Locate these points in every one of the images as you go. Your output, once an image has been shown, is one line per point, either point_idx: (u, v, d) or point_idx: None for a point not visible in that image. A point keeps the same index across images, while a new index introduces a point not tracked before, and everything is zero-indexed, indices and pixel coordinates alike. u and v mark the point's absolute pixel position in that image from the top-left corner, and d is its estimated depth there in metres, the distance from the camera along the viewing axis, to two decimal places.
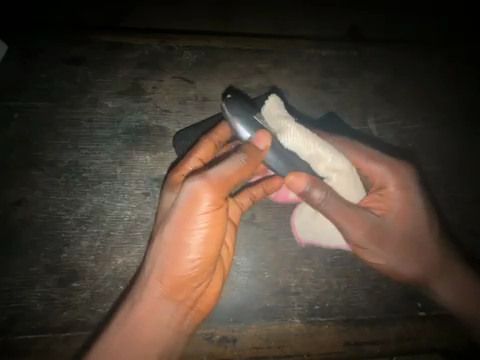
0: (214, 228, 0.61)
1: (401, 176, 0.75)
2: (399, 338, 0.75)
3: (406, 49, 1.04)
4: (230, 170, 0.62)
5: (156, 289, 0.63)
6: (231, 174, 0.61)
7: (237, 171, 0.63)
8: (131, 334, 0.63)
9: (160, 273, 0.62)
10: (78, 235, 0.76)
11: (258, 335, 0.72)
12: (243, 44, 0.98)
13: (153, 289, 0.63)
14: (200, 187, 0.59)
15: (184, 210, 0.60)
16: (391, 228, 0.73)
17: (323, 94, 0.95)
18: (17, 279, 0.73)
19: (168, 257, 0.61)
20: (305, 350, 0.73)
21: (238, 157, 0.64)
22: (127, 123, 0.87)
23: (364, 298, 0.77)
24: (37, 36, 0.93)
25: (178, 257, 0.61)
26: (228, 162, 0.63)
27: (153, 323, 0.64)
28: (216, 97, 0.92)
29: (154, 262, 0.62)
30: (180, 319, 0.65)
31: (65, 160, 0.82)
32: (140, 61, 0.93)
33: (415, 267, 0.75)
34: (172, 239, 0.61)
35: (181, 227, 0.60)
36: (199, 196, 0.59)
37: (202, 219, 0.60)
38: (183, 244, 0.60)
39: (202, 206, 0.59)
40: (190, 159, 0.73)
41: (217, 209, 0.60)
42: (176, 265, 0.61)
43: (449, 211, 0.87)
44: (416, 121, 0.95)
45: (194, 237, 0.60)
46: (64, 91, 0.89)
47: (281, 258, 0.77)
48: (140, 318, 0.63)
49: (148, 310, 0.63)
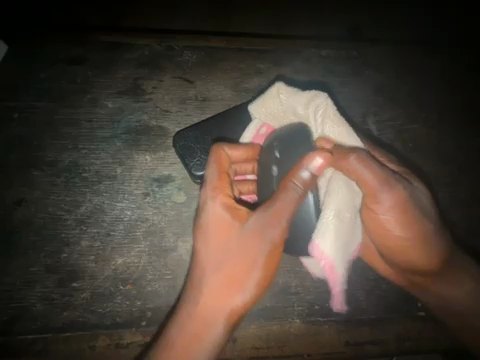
0: (275, 259, 0.56)
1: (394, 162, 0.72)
2: (399, 338, 0.75)
3: (405, 49, 1.04)
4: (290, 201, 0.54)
5: (210, 318, 0.55)
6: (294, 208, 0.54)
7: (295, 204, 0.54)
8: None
9: (219, 302, 0.55)
10: (78, 235, 0.76)
11: (258, 335, 0.72)
12: (242, 44, 0.98)
13: (208, 320, 0.55)
14: (266, 221, 0.54)
15: (248, 243, 0.54)
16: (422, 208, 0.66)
17: (323, 94, 0.95)
18: (17, 279, 0.73)
19: (227, 289, 0.55)
20: (305, 350, 0.73)
21: (297, 185, 0.53)
22: (127, 123, 0.87)
23: (363, 297, 0.77)
24: (37, 37, 0.94)
25: (239, 288, 0.54)
26: (287, 192, 0.54)
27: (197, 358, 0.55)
28: (216, 97, 0.92)
29: (210, 290, 0.55)
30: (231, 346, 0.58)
31: (65, 160, 0.82)
32: (140, 61, 0.93)
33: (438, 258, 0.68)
34: (235, 271, 0.54)
35: (246, 263, 0.54)
36: (269, 230, 0.54)
37: (267, 256, 0.55)
38: (246, 276, 0.54)
39: (269, 239, 0.54)
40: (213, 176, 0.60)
41: (278, 246, 0.55)
42: (238, 296, 0.55)
43: (451, 209, 0.86)
44: (415, 121, 0.95)
45: (257, 272, 0.54)
46: (63, 91, 0.89)
47: (280, 257, 0.77)
48: (189, 349, 0.55)
49: (204, 340, 0.55)
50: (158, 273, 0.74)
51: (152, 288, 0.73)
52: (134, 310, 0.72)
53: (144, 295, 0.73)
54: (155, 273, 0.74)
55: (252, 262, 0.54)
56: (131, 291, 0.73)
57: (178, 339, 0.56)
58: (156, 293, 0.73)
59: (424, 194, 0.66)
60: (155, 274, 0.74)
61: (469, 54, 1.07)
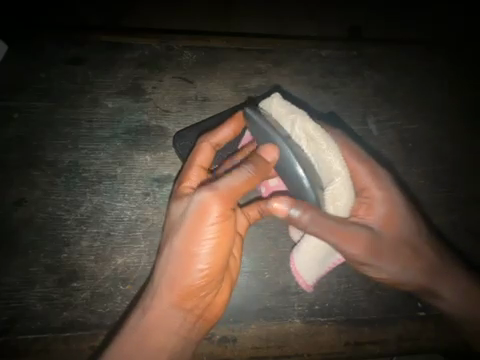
0: (221, 241, 0.60)
1: (382, 177, 0.74)
2: (399, 338, 0.75)
3: (405, 49, 1.04)
4: (233, 182, 0.60)
5: (165, 298, 0.62)
6: (237, 186, 0.60)
7: (241, 184, 0.60)
8: (141, 339, 0.63)
9: (171, 282, 0.61)
10: (78, 235, 0.76)
11: (258, 335, 0.72)
12: (243, 44, 0.98)
13: (161, 297, 0.62)
14: (207, 200, 0.58)
15: (192, 223, 0.59)
16: (383, 236, 0.72)
17: (323, 94, 0.95)
18: (17, 279, 0.73)
19: (178, 269, 0.60)
20: (305, 350, 0.74)
21: (243, 167, 0.62)
22: (127, 123, 0.87)
23: (365, 298, 0.77)
24: (37, 36, 0.94)
25: (190, 264, 0.59)
26: (232, 175, 0.61)
27: (162, 330, 0.63)
28: (216, 97, 0.92)
29: (165, 272, 0.61)
30: (191, 325, 0.64)
31: (65, 160, 0.82)
32: (140, 61, 0.93)
33: (411, 280, 0.73)
34: (183, 252, 0.60)
35: (190, 240, 0.59)
36: (208, 209, 0.58)
37: (212, 231, 0.59)
38: (194, 254, 0.59)
39: (211, 217, 0.58)
40: (189, 167, 0.70)
41: (225, 222, 0.59)
42: (189, 274, 0.60)
43: (450, 210, 0.86)
44: (415, 121, 0.95)
45: (204, 248, 0.59)
46: (64, 91, 0.89)
47: (281, 257, 0.77)
48: (150, 326, 0.63)
49: (161, 316, 0.62)
50: None
51: None
52: (134, 311, 0.72)
53: None
54: None
55: (198, 240, 0.59)
56: (131, 291, 0.73)
57: (142, 319, 0.63)
58: None
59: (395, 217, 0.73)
60: None
61: (469, 54, 1.07)
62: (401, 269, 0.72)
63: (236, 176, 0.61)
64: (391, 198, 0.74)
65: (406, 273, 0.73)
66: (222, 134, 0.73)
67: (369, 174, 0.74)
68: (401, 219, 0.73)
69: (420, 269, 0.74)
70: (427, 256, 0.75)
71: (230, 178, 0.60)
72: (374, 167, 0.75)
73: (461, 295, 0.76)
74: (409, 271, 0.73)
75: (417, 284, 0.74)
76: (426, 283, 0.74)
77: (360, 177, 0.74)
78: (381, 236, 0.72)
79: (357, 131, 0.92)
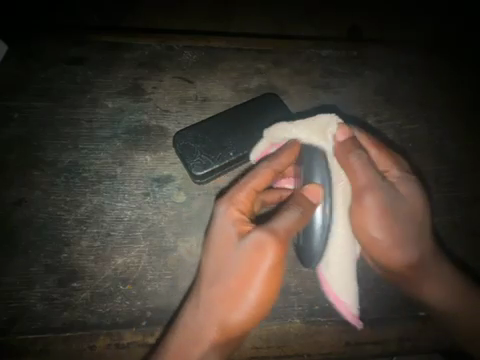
0: (271, 283, 0.62)
1: (400, 163, 0.78)
2: (399, 338, 0.75)
3: (405, 49, 1.04)
4: (289, 222, 0.62)
5: (208, 331, 0.61)
6: (290, 228, 0.62)
7: (295, 224, 0.63)
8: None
9: (220, 315, 0.61)
10: (78, 235, 0.76)
11: (258, 335, 0.72)
12: (243, 44, 0.98)
13: (202, 337, 0.61)
14: (265, 243, 0.60)
15: (248, 260, 0.61)
16: (401, 207, 0.74)
17: (323, 94, 0.95)
18: (17, 279, 0.73)
19: (227, 303, 0.61)
20: (305, 350, 0.73)
21: (291, 211, 0.64)
22: (127, 123, 0.87)
23: (365, 298, 0.77)
24: (37, 37, 0.94)
25: (240, 303, 0.61)
26: (285, 216, 0.63)
27: None
28: (216, 97, 0.92)
29: (212, 304, 0.62)
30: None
31: (65, 160, 0.82)
32: (140, 61, 0.93)
33: (406, 255, 0.76)
34: (235, 288, 0.61)
35: (244, 278, 0.61)
36: (263, 247, 0.60)
37: (266, 274, 0.61)
38: (245, 295, 0.61)
39: (267, 260, 0.60)
40: (246, 191, 0.67)
41: (279, 266, 0.61)
42: (236, 310, 0.61)
43: (450, 211, 0.86)
44: (415, 121, 0.95)
45: (255, 288, 0.61)
46: (64, 91, 0.89)
47: None
48: (186, 355, 0.61)
49: (199, 350, 0.62)
50: (158, 273, 0.74)
51: (152, 288, 0.73)
52: (134, 310, 0.72)
53: (145, 295, 0.73)
54: (156, 273, 0.74)
55: (251, 281, 0.61)
56: (131, 291, 0.73)
57: (178, 344, 0.62)
58: (155, 293, 0.73)
59: (412, 195, 0.75)
60: (155, 274, 0.74)
61: (469, 54, 1.07)
62: (412, 239, 0.75)
63: (289, 216, 0.63)
64: (415, 190, 0.75)
65: (406, 247, 0.76)
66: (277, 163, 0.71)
67: (394, 162, 0.77)
68: (424, 211, 0.75)
69: (418, 241, 0.76)
70: (426, 239, 0.77)
71: (284, 218, 0.63)
72: (393, 158, 0.77)
73: (444, 289, 0.77)
74: (415, 246, 0.76)
75: (409, 259, 0.77)
76: (416, 263, 0.77)
77: (377, 159, 0.77)
78: (398, 209, 0.74)
79: (358, 131, 0.91)
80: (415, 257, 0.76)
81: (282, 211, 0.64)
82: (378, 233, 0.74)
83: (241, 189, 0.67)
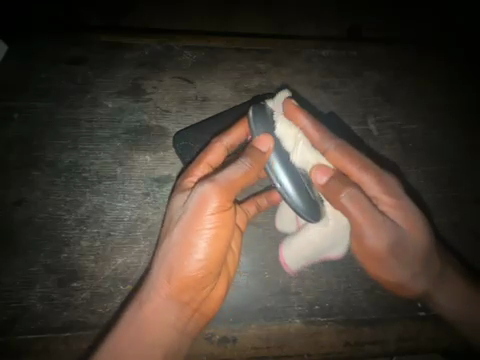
0: (220, 230, 0.60)
1: (390, 185, 0.69)
2: (399, 338, 0.75)
3: (405, 48, 1.04)
4: (234, 174, 0.61)
5: (160, 291, 0.63)
6: (235, 179, 0.61)
7: (243, 177, 0.61)
8: (138, 333, 0.64)
9: (166, 272, 0.61)
10: (78, 235, 0.76)
11: (257, 335, 0.72)
12: (242, 44, 0.98)
13: (157, 293, 0.63)
14: (208, 193, 0.59)
15: (188, 213, 0.59)
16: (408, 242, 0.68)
17: (323, 94, 0.95)
18: (17, 279, 0.73)
19: (172, 260, 0.61)
20: (305, 350, 0.73)
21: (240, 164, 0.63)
22: (127, 123, 0.87)
23: (365, 297, 0.76)
24: (37, 36, 0.94)
25: (188, 257, 0.60)
26: (231, 168, 0.62)
27: (158, 325, 0.64)
28: (216, 97, 0.92)
29: (162, 261, 0.62)
30: (185, 318, 0.66)
31: (65, 160, 0.82)
32: (140, 61, 0.93)
33: (417, 285, 0.73)
34: (182, 243, 0.60)
35: (190, 230, 0.60)
36: (208, 199, 0.58)
37: (211, 222, 0.59)
38: (192, 247, 0.60)
39: (211, 210, 0.59)
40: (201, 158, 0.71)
41: (225, 211, 0.60)
42: (186, 269, 0.61)
43: (450, 211, 0.86)
44: (416, 121, 0.95)
45: (202, 239, 0.60)
46: (64, 91, 0.89)
47: None
48: (148, 316, 0.64)
49: (157, 308, 0.64)
50: None
51: None
52: None
53: None
54: None
55: (197, 233, 0.60)
56: (131, 291, 0.73)
57: (139, 313, 0.64)
58: None
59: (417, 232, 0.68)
60: None
61: (469, 54, 1.07)
62: (417, 273, 0.72)
63: (238, 171, 0.61)
64: (405, 213, 0.67)
65: (414, 278, 0.72)
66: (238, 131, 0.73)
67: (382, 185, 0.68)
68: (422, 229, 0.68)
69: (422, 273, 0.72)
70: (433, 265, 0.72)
71: (228, 170, 0.61)
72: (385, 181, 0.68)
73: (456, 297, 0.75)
74: (419, 276, 0.72)
75: (420, 288, 0.74)
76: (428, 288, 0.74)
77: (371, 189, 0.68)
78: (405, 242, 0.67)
79: (358, 130, 0.91)
80: (425, 283, 0.73)
81: (232, 164, 0.63)
82: (390, 270, 0.70)
83: (199, 162, 0.70)
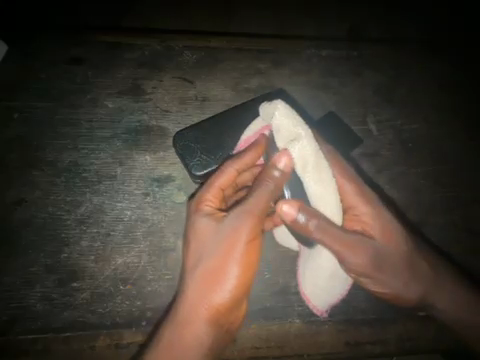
0: (254, 256, 0.60)
1: (367, 191, 0.71)
2: (399, 338, 0.75)
3: (405, 49, 1.04)
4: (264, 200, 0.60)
5: (196, 318, 0.60)
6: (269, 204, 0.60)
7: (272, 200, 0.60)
8: (175, 359, 0.61)
9: (203, 299, 0.60)
10: (78, 235, 0.76)
11: (258, 335, 0.72)
12: (242, 44, 0.98)
13: (192, 318, 0.60)
14: (242, 218, 0.59)
15: (224, 241, 0.59)
16: (386, 252, 0.68)
17: (323, 94, 0.95)
18: (17, 279, 0.73)
19: (208, 286, 0.60)
20: (305, 350, 0.73)
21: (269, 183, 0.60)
22: (127, 123, 0.87)
23: (365, 297, 0.76)
24: (37, 36, 0.94)
25: (222, 280, 0.60)
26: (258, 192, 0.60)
27: (193, 349, 0.61)
28: (216, 97, 0.92)
29: (195, 286, 0.60)
30: (218, 342, 0.63)
31: (65, 160, 0.82)
32: (140, 61, 0.93)
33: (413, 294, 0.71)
34: (216, 266, 0.60)
35: (224, 254, 0.59)
36: (243, 226, 0.59)
37: (245, 248, 0.59)
38: (225, 271, 0.59)
39: (246, 236, 0.59)
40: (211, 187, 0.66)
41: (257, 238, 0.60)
42: (219, 292, 0.60)
43: (449, 211, 0.86)
44: (415, 121, 0.95)
45: (236, 265, 0.59)
46: (64, 91, 0.89)
47: (281, 257, 0.77)
48: (182, 340, 0.61)
49: (189, 334, 0.61)
50: (158, 273, 0.74)
51: (152, 288, 0.73)
52: (135, 310, 0.71)
53: (145, 295, 0.73)
54: (156, 273, 0.74)
55: (230, 257, 0.59)
56: (131, 291, 0.73)
57: (173, 337, 0.61)
58: (155, 293, 0.73)
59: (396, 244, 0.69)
60: (155, 273, 0.74)
61: (469, 54, 1.07)
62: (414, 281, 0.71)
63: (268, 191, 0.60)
64: (383, 219, 0.69)
65: (411, 286, 0.71)
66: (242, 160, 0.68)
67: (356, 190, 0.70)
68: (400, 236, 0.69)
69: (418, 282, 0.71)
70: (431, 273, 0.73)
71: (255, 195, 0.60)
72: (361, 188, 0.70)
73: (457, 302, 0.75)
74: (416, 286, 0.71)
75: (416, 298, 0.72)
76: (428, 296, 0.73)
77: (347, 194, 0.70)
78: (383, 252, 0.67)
79: (358, 131, 0.91)
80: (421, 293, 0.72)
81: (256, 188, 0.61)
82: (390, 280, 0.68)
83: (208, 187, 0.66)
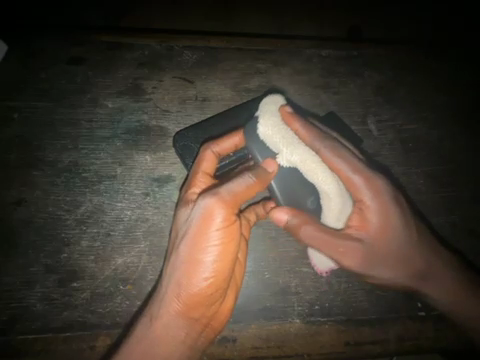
0: (226, 246, 0.59)
1: (379, 187, 0.67)
2: (400, 338, 0.74)
3: (405, 49, 1.04)
4: (238, 188, 0.60)
5: (170, 308, 0.60)
6: (238, 192, 0.60)
7: (246, 189, 0.61)
8: (149, 351, 0.61)
9: (176, 289, 0.60)
10: (78, 235, 0.76)
11: (257, 335, 0.72)
12: (242, 44, 0.98)
13: (166, 308, 0.60)
14: (210, 205, 0.57)
15: (196, 229, 0.58)
16: (388, 250, 0.68)
17: (323, 94, 0.95)
18: (17, 279, 0.73)
19: (181, 276, 0.59)
20: (305, 350, 0.73)
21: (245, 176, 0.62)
22: (127, 123, 0.87)
23: (364, 298, 0.77)
24: (38, 37, 0.94)
25: (196, 270, 0.59)
26: (236, 181, 0.61)
27: (169, 341, 0.61)
28: (216, 97, 0.92)
29: (170, 275, 0.60)
30: (195, 335, 0.64)
31: (65, 160, 0.82)
32: (140, 61, 0.93)
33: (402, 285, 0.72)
34: (189, 256, 0.59)
35: (195, 243, 0.58)
36: (212, 213, 0.57)
37: (217, 236, 0.58)
38: (198, 260, 0.59)
39: (216, 222, 0.58)
40: (196, 173, 0.69)
41: (229, 225, 0.59)
42: (193, 282, 0.59)
43: (449, 211, 0.86)
44: (415, 121, 0.95)
45: (208, 255, 0.59)
46: (64, 91, 0.89)
47: (281, 257, 0.78)
48: (158, 332, 0.61)
49: (164, 323, 0.61)
50: (158, 273, 0.74)
51: (152, 288, 0.73)
52: (135, 310, 0.71)
53: (145, 295, 0.73)
54: (156, 274, 0.74)
55: (202, 245, 0.58)
56: (131, 291, 0.73)
57: (148, 329, 0.61)
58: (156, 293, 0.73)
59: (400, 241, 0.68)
60: (155, 274, 0.74)
61: (469, 54, 1.07)
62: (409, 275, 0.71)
63: (241, 183, 0.61)
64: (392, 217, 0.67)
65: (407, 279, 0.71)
66: (226, 142, 0.72)
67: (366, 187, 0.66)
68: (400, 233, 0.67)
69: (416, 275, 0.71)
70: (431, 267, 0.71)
71: (231, 183, 0.60)
72: (373, 186, 0.66)
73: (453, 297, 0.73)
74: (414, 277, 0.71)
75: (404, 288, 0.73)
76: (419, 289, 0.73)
77: (359, 190, 0.66)
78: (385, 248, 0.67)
79: (358, 130, 0.91)
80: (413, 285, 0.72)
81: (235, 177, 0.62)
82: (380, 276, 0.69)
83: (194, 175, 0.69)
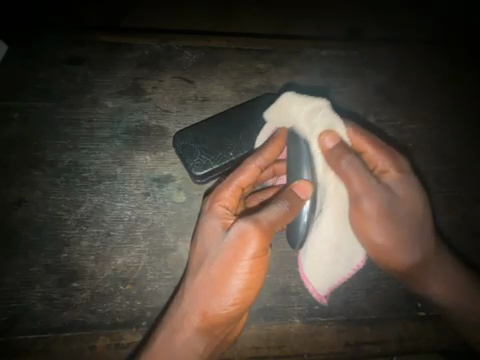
0: (257, 274, 0.60)
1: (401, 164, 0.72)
2: (399, 338, 0.74)
3: (404, 49, 1.04)
4: (273, 217, 0.60)
5: (191, 324, 0.62)
6: (275, 221, 0.59)
7: (279, 218, 0.60)
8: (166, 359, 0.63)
9: (201, 307, 0.61)
10: (78, 235, 0.76)
11: (258, 335, 0.72)
12: (243, 44, 0.99)
13: (189, 324, 0.62)
14: (247, 233, 0.58)
15: (228, 252, 0.59)
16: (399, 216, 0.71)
17: (323, 94, 0.95)
18: (17, 279, 0.73)
19: (208, 298, 0.60)
20: (305, 350, 0.73)
21: (279, 205, 0.61)
22: (127, 123, 0.87)
23: (365, 298, 0.76)
24: (38, 37, 0.94)
25: (223, 294, 0.60)
26: (270, 208, 0.61)
27: (187, 351, 0.63)
28: (216, 97, 0.92)
29: (195, 295, 0.61)
30: (213, 347, 0.65)
31: (65, 160, 0.82)
32: (140, 61, 0.93)
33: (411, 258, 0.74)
34: (218, 279, 0.60)
35: (226, 268, 0.59)
36: (247, 240, 0.58)
37: (248, 265, 0.58)
38: (227, 285, 0.59)
39: (250, 250, 0.58)
40: (229, 186, 0.67)
41: (262, 256, 0.59)
42: (218, 304, 0.60)
43: (450, 211, 0.86)
44: (416, 121, 0.95)
45: (237, 282, 0.59)
46: (64, 91, 0.89)
47: (281, 257, 0.77)
48: (177, 343, 0.63)
49: (184, 336, 0.62)
50: (158, 273, 0.74)
51: (152, 288, 0.73)
52: (135, 310, 0.72)
53: (145, 295, 0.73)
54: (156, 273, 0.74)
55: (233, 271, 0.59)
56: (131, 291, 0.73)
57: (166, 340, 0.63)
58: (156, 293, 0.73)
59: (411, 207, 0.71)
60: (155, 274, 0.74)
61: (469, 54, 1.07)
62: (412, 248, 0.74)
63: (276, 210, 0.60)
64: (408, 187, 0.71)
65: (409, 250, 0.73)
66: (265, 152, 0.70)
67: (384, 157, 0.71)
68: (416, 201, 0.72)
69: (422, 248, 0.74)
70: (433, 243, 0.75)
71: (268, 211, 0.60)
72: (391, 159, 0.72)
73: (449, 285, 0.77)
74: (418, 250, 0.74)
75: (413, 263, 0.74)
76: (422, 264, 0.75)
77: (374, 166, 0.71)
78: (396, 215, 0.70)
79: None
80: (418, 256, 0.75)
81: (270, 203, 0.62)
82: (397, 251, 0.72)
83: (226, 186, 0.67)
